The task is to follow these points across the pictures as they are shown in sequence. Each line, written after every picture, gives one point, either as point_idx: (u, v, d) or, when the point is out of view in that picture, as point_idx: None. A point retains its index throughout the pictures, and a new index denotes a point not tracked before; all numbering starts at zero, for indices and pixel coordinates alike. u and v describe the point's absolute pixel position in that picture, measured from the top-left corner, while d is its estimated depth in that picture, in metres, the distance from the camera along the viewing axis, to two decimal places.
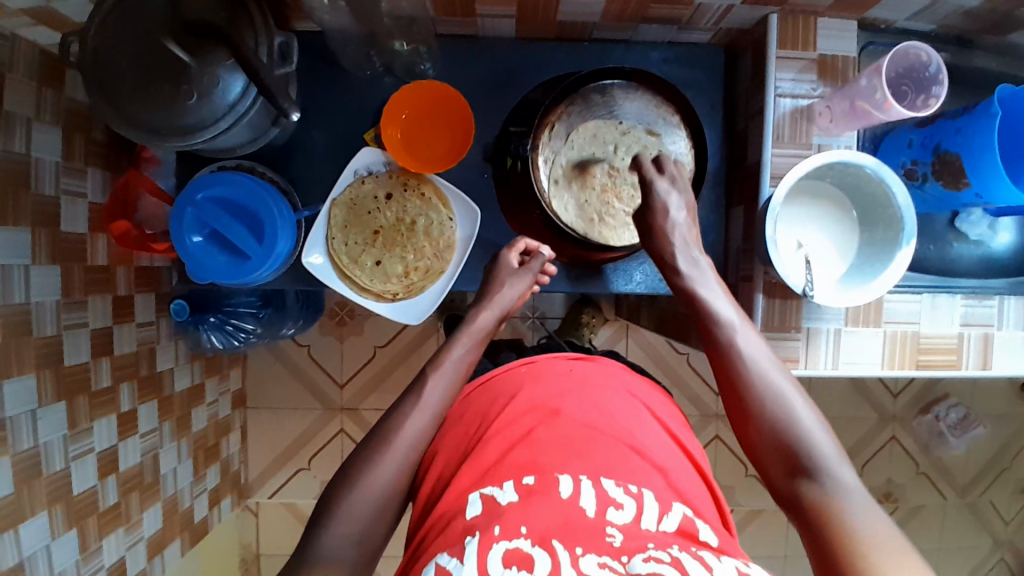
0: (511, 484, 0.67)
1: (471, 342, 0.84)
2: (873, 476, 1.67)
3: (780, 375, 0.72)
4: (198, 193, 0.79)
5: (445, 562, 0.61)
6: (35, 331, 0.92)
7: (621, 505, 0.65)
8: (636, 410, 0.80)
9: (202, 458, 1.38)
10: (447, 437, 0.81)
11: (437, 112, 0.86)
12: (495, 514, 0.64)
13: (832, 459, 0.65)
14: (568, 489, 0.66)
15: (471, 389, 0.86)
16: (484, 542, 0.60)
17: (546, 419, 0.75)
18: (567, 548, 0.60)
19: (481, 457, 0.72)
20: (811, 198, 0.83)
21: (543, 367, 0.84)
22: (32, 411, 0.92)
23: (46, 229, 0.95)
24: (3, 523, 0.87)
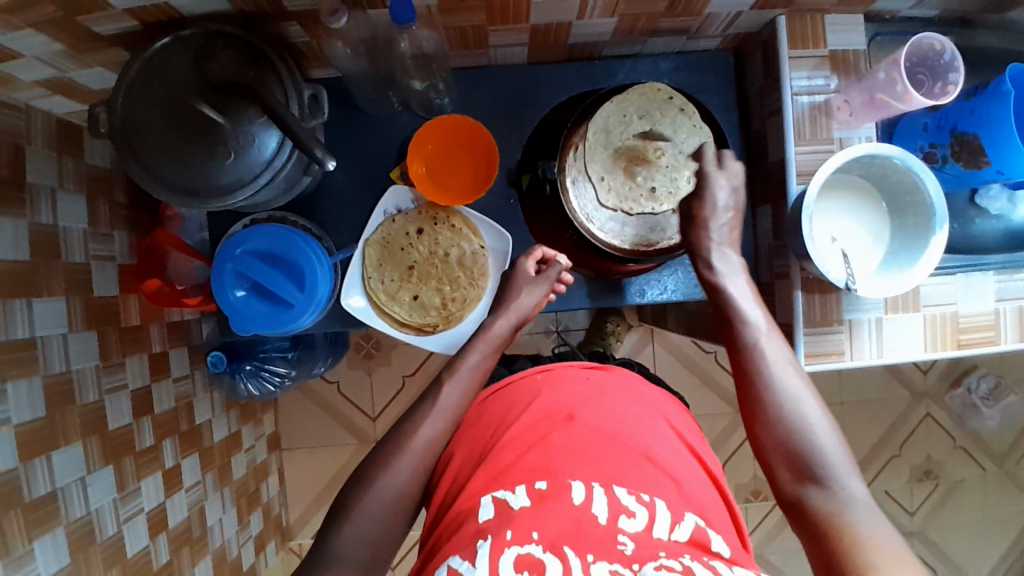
0: (523, 487, 0.67)
1: (487, 349, 0.85)
2: (912, 455, 1.66)
3: (797, 379, 0.75)
4: (236, 247, 0.80)
5: (457, 564, 0.61)
6: (79, 398, 0.93)
7: (633, 513, 0.65)
8: (645, 414, 0.80)
9: (244, 505, 1.37)
10: (461, 440, 0.80)
11: (460, 143, 0.87)
12: (507, 517, 0.64)
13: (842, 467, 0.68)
14: (580, 495, 0.66)
15: (488, 394, 0.85)
16: (496, 546, 0.61)
17: (559, 425, 0.75)
18: (578, 555, 0.61)
19: (496, 462, 0.72)
20: (830, 192, 0.84)
21: (558, 375, 0.84)
22: (82, 478, 0.92)
23: (79, 297, 0.95)
24: None
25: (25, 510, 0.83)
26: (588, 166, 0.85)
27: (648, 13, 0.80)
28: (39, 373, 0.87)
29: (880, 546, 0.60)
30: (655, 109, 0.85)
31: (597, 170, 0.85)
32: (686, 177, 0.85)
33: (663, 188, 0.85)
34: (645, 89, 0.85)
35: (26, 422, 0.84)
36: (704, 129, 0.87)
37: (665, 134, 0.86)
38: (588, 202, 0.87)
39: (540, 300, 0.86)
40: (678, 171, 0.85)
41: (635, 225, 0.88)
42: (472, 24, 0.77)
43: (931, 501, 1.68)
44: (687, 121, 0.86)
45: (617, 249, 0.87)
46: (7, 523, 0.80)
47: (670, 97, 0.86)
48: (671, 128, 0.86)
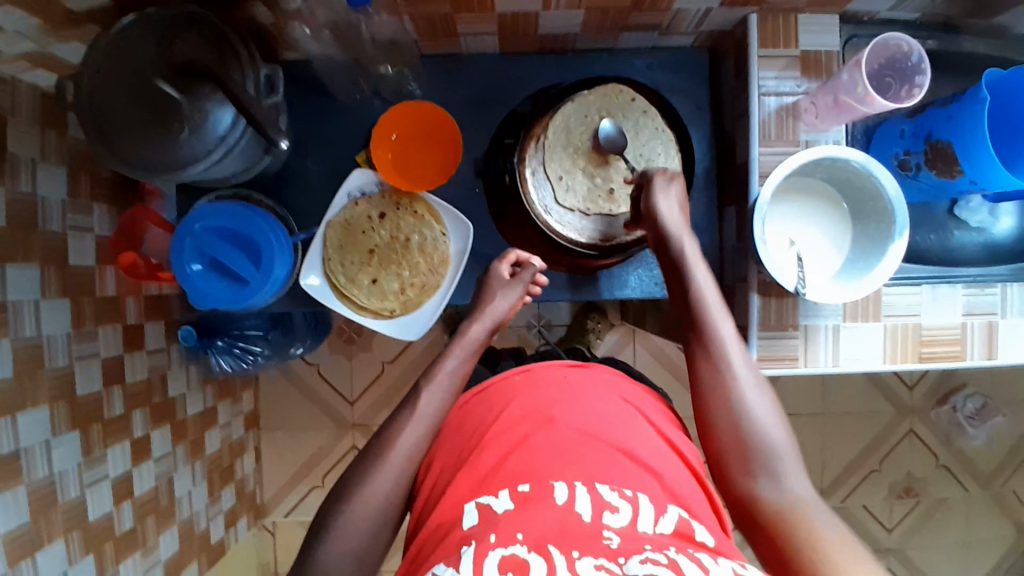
0: (506, 491, 0.65)
1: (463, 355, 0.85)
2: (893, 472, 1.64)
3: (751, 372, 0.74)
4: (196, 222, 0.81)
5: (441, 571, 0.59)
6: (48, 363, 0.95)
7: (616, 509, 0.63)
8: (627, 415, 0.76)
9: (216, 480, 1.39)
10: (443, 444, 0.78)
11: (424, 130, 0.87)
12: (491, 522, 0.62)
13: (793, 463, 0.69)
14: (563, 495, 0.64)
15: (468, 398, 0.82)
16: (479, 550, 0.59)
17: (541, 427, 0.72)
18: (564, 553, 0.58)
19: (476, 465, 0.70)
20: (793, 195, 0.83)
21: (538, 376, 0.80)
22: (47, 440, 0.94)
23: (55, 267, 0.98)
24: (20, 551, 0.89)
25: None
26: (547, 162, 0.85)
27: (616, 7, 0.80)
28: (8, 337, 0.89)
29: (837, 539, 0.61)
30: (616, 110, 0.85)
31: (556, 169, 0.85)
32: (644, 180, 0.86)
33: (621, 190, 0.86)
34: (611, 86, 0.85)
35: None
36: (667, 133, 0.86)
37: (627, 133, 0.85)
38: (547, 196, 0.85)
39: (515, 302, 0.87)
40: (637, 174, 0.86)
41: (594, 222, 0.87)
42: (439, 11, 0.78)
43: (910, 518, 1.66)
44: (650, 123, 0.86)
45: (575, 244, 0.86)
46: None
47: (632, 100, 0.85)
48: (633, 130, 0.85)
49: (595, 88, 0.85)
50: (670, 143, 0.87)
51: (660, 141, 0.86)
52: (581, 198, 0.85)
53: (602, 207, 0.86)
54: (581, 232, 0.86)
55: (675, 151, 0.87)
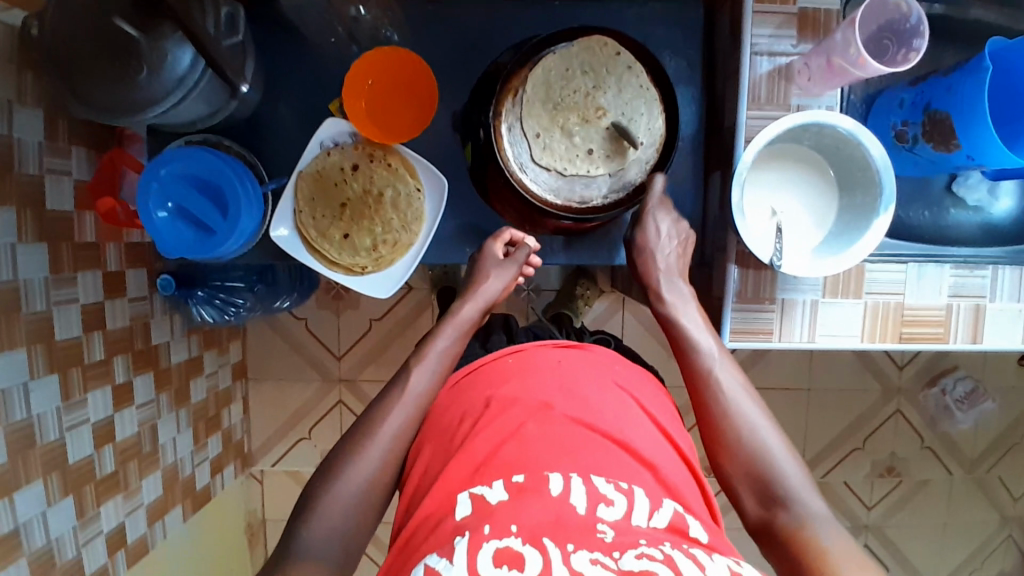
0: (500, 482, 0.63)
1: (456, 333, 0.84)
2: (877, 450, 1.64)
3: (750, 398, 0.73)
4: (161, 167, 0.79)
5: (434, 562, 0.58)
6: (24, 307, 0.95)
7: (612, 502, 0.62)
8: (623, 404, 0.74)
9: (202, 428, 1.42)
10: (430, 429, 0.76)
11: (401, 79, 0.83)
12: (485, 513, 0.61)
13: (805, 490, 0.67)
14: (558, 486, 0.62)
15: (460, 377, 0.80)
16: (473, 542, 0.57)
17: (535, 415, 0.70)
18: (558, 545, 0.57)
19: (468, 454, 0.68)
20: (776, 160, 0.80)
21: (528, 358, 0.78)
22: (24, 384, 0.95)
23: (31, 211, 0.97)
24: None
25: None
26: (524, 117, 0.81)
27: None
28: None
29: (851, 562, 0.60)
30: (600, 67, 0.81)
31: (534, 126, 0.81)
32: (626, 143, 0.82)
33: (601, 149, 0.82)
34: (595, 42, 0.81)
35: None
36: (652, 92, 0.82)
37: (609, 93, 0.82)
38: (524, 153, 0.81)
39: (506, 284, 0.86)
40: (619, 133, 0.82)
41: (572, 184, 0.83)
42: None
43: (891, 496, 1.66)
44: (634, 82, 0.82)
45: (552, 206, 0.82)
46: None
47: (616, 56, 0.82)
48: (616, 89, 0.82)
49: (576, 40, 0.81)
50: (654, 103, 0.83)
51: (643, 101, 0.82)
52: (560, 158, 0.82)
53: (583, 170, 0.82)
54: (560, 194, 0.83)
55: (660, 111, 0.83)
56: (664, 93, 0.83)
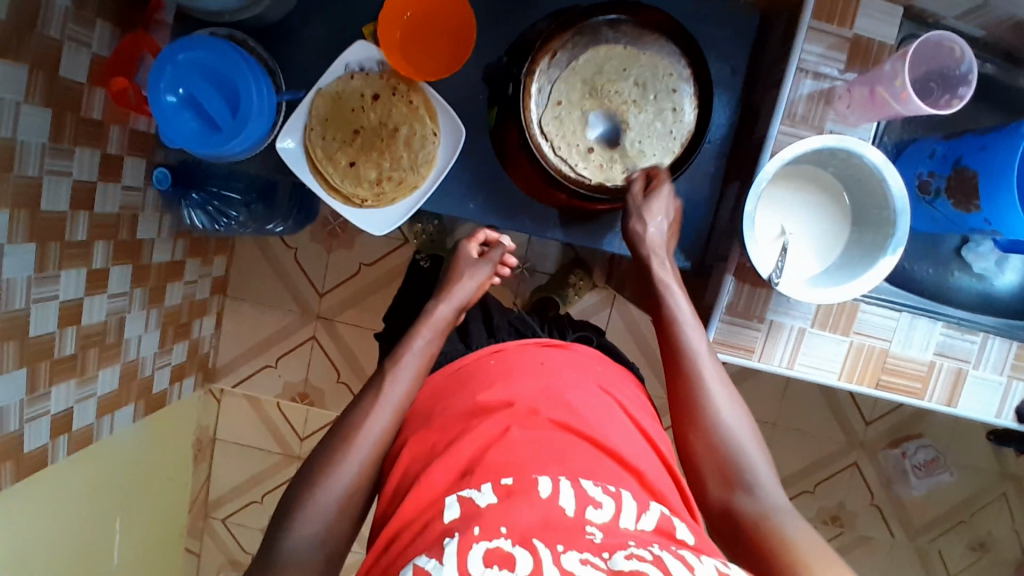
0: (489, 485, 0.61)
1: (432, 334, 0.82)
2: (826, 498, 1.65)
3: (726, 385, 0.73)
4: (179, 52, 0.77)
5: (422, 563, 0.55)
6: (18, 167, 0.92)
7: (600, 504, 0.60)
8: (612, 417, 0.73)
9: (171, 333, 1.40)
10: (417, 433, 0.75)
11: (440, 17, 0.82)
12: (473, 515, 0.58)
13: (766, 477, 0.67)
14: (547, 488, 0.60)
15: (439, 380, 0.81)
16: (462, 544, 0.55)
17: (519, 418, 0.69)
18: (549, 546, 0.54)
19: (454, 456, 0.67)
20: (791, 180, 0.79)
21: (513, 359, 0.79)
22: (1, 245, 0.91)
23: (42, 72, 0.93)
24: None
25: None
26: (559, 81, 0.77)
27: None
28: None
29: (810, 547, 0.60)
30: (640, 53, 0.77)
31: (563, 98, 0.77)
32: (654, 138, 0.78)
33: (600, 156, 0.78)
34: (637, 27, 0.77)
35: None
36: (675, 143, 0.78)
37: (646, 82, 0.77)
38: (549, 123, 0.77)
39: (481, 283, 0.88)
40: (623, 155, 0.78)
41: (592, 168, 0.78)
42: None
43: (829, 545, 1.67)
44: (671, 78, 0.77)
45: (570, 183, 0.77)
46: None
47: (674, 91, 0.77)
48: (653, 80, 0.77)
49: (652, 49, 0.77)
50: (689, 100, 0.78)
51: (678, 99, 0.77)
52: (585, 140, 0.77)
53: (607, 159, 0.78)
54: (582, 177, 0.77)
55: (668, 163, 0.79)
56: (684, 150, 0.78)
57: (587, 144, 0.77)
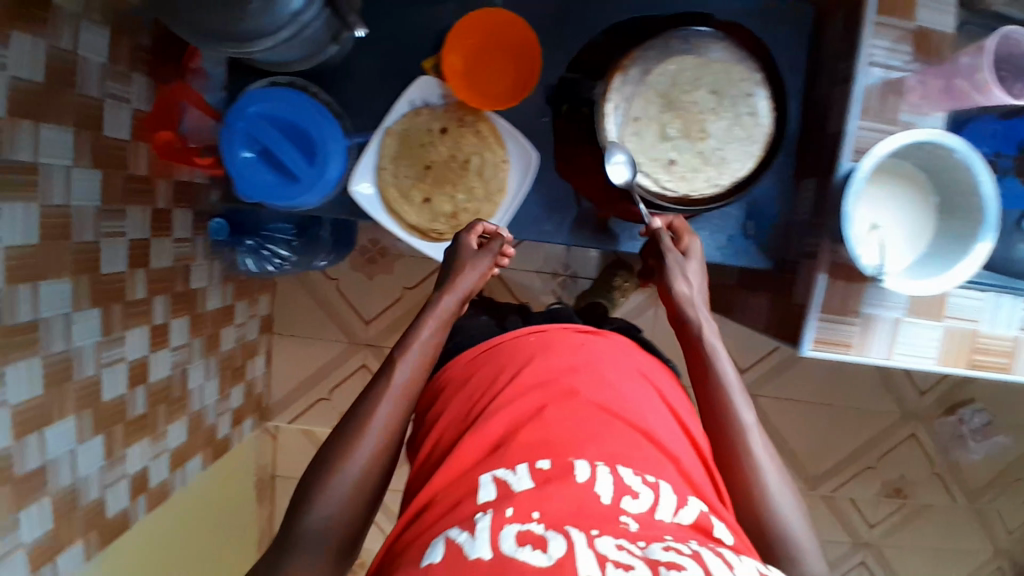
0: (525, 467, 0.62)
1: (436, 325, 0.76)
2: (887, 472, 1.65)
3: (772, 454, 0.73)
4: (249, 107, 0.76)
5: (454, 535, 0.55)
6: (74, 235, 0.90)
7: (637, 493, 0.60)
8: (647, 402, 0.72)
9: (227, 377, 1.39)
10: (453, 403, 0.76)
11: (503, 44, 0.81)
12: (507, 496, 0.59)
13: (811, 552, 0.68)
14: (584, 473, 0.61)
15: (473, 355, 0.81)
16: (495, 521, 0.55)
17: (558, 398, 0.69)
18: (582, 531, 0.54)
19: (485, 431, 0.68)
20: (881, 178, 0.78)
21: (553, 338, 0.79)
22: (67, 314, 0.90)
23: (88, 132, 0.91)
24: (31, 423, 0.86)
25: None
26: (634, 98, 0.75)
27: None
28: (37, 202, 0.83)
29: None
30: (710, 61, 0.75)
31: (639, 115, 0.75)
32: (736, 145, 0.76)
33: (682, 167, 0.76)
34: (705, 35, 0.74)
35: (16, 246, 0.81)
36: (756, 147, 0.76)
37: (720, 90, 0.75)
38: (627, 141, 0.75)
39: (483, 275, 0.78)
40: (706, 164, 0.76)
41: (675, 182, 0.76)
42: None
43: (892, 516, 1.68)
44: (745, 83, 0.75)
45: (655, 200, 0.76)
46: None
47: (749, 96, 0.75)
48: (726, 87, 0.75)
49: (720, 56, 0.74)
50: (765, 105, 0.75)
51: (754, 104, 0.75)
52: (665, 154, 0.76)
53: (690, 170, 0.76)
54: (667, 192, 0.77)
55: (751, 168, 0.76)
56: (766, 154, 0.76)
57: (668, 158, 0.76)
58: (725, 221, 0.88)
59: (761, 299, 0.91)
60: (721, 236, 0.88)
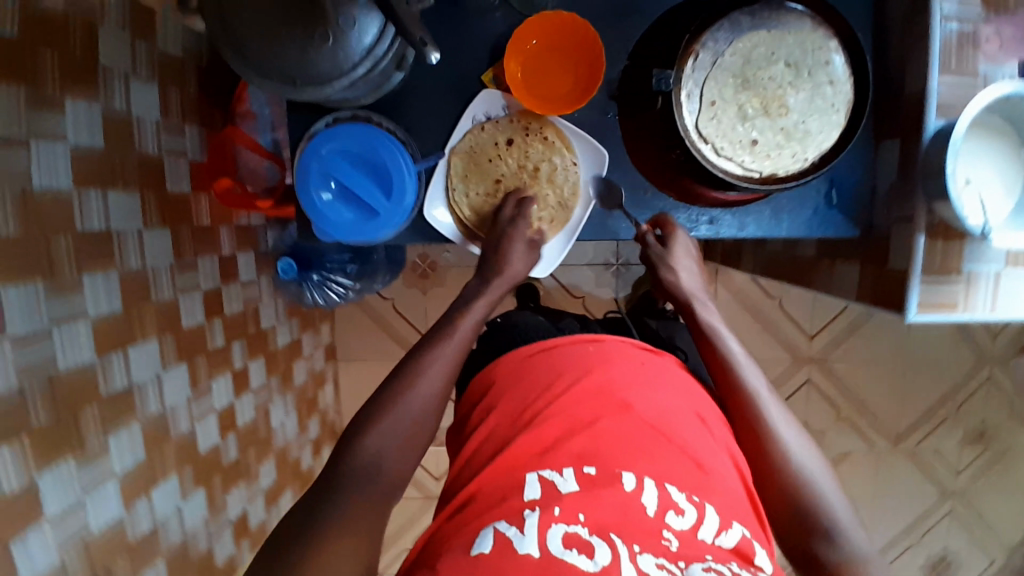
0: (572, 472, 0.64)
1: (484, 307, 0.78)
2: (968, 419, 1.61)
3: (801, 443, 0.74)
4: (322, 147, 0.78)
5: (503, 528, 0.59)
6: (154, 294, 0.91)
7: (682, 511, 0.62)
8: (693, 423, 0.72)
9: (304, 410, 1.41)
10: (504, 399, 0.76)
11: (564, 43, 0.81)
12: (555, 497, 0.62)
13: (851, 526, 0.68)
14: (631, 483, 0.63)
15: (533, 352, 0.80)
16: (544, 520, 0.59)
17: (613, 411, 0.70)
18: (626, 544, 0.57)
19: (541, 433, 0.69)
20: (981, 133, 0.75)
21: (612, 350, 0.79)
22: (157, 374, 0.91)
23: (152, 190, 0.91)
24: (138, 486, 0.86)
25: (101, 405, 0.80)
26: (708, 81, 0.74)
27: None
28: (115, 267, 0.83)
29: None
30: (783, 35, 0.73)
31: (716, 97, 0.74)
32: (818, 116, 0.75)
33: (765, 146, 0.75)
34: (775, 9, 0.73)
35: (104, 315, 0.81)
36: (839, 114, 0.75)
37: (796, 62, 0.74)
38: (706, 125, 0.74)
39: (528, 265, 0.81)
40: (789, 139, 0.75)
41: (760, 160, 0.75)
42: None
43: (974, 465, 1.64)
44: (820, 53, 0.74)
45: (742, 180, 0.74)
46: (84, 418, 0.77)
47: (826, 63, 0.74)
48: (802, 58, 0.74)
49: (793, 28, 0.74)
50: (844, 71, 0.74)
51: (831, 72, 0.74)
52: (747, 134, 0.75)
53: (775, 148, 0.75)
54: (753, 172, 0.75)
55: (836, 137, 0.75)
56: (851, 119, 0.75)
57: (750, 138, 0.75)
58: (806, 194, 0.86)
59: (849, 268, 0.90)
60: (805, 211, 0.87)
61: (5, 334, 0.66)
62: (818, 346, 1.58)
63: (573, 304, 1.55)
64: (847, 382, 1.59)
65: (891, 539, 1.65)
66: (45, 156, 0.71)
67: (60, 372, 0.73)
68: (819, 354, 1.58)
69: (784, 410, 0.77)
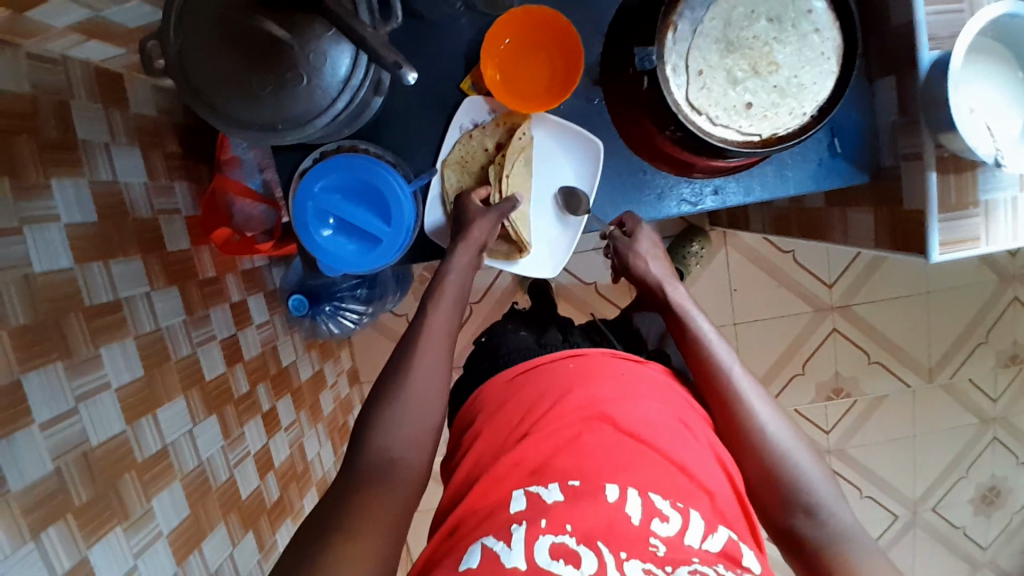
0: (557, 483, 0.65)
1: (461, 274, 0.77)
2: (999, 342, 1.59)
3: (790, 436, 0.71)
4: (313, 184, 0.77)
5: (491, 544, 0.60)
6: (173, 353, 0.90)
7: (667, 517, 0.62)
8: (676, 431, 0.71)
9: (337, 438, 1.42)
10: (488, 427, 0.75)
11: (538, 37, 0.81)
12: (541, 509, 0.62)
13: (841, 512, 0.67)
14: (614, 493, 0.63)
15: (513, 375, 0.79)
16: (530, 533, 0.59)
17: (595, 425, 0.70)
18: (613, 551, 0.58)
19: (526, 453, 0.68)
20: (979, 58, 0.73)
21: (591, 363, 0.77)
22: (189, 431, 0.90)
23: (152, 252, 0.90)
24: (189, 543, 0.86)
25: (139, 470, 0.80)
26: (691, 52, 0.72)
27: None
28: (130, 335, 0.82)
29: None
30: None
31: (700, 67, 0.72)
32: (808, 67, 0.73)
33: (760, 107, 0.73)
34: None
35: (127, 384, 0.80)
36: (831, 62, 0.73)
37: (775, 15, 0.72)
38: (696, 96, 0.72)
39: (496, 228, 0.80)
40: (784, 96, 0.73)
41: (755, 122, 0.73)
42: None
43: (1014, 386, 1.61)
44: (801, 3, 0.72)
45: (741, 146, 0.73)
46: (123, 486, 0.77)
47: (808, 11, 0.72)
48: (780, 12, 0.72)
49: None
50: (827, 17, 0.72)
51: (815, 20, 0.72)
52: (738, 98, 0.73)
53: (769, 107, 0.73)
54: (751, 137, 0.73)
55: (832, 87, 0.73)
56: (843, 66, 0.72)
57: (743, 101, 0.73)
58: (806, 150, 0.85)
59: (862, 215, 0.88)
60: (807, 167, 0.85)
61: (34, 422, 0.66)
62: (839, 294, 1.56)
63: (585, 291, 1.54)
64: (873, 325, 1.57)
65: (941, 473, 1.63)
66: (42, 238, 0.71)
67: (93, 448, 0.73)
68: (841, 301, 1.56)
69: (773, 407, 0.73)
